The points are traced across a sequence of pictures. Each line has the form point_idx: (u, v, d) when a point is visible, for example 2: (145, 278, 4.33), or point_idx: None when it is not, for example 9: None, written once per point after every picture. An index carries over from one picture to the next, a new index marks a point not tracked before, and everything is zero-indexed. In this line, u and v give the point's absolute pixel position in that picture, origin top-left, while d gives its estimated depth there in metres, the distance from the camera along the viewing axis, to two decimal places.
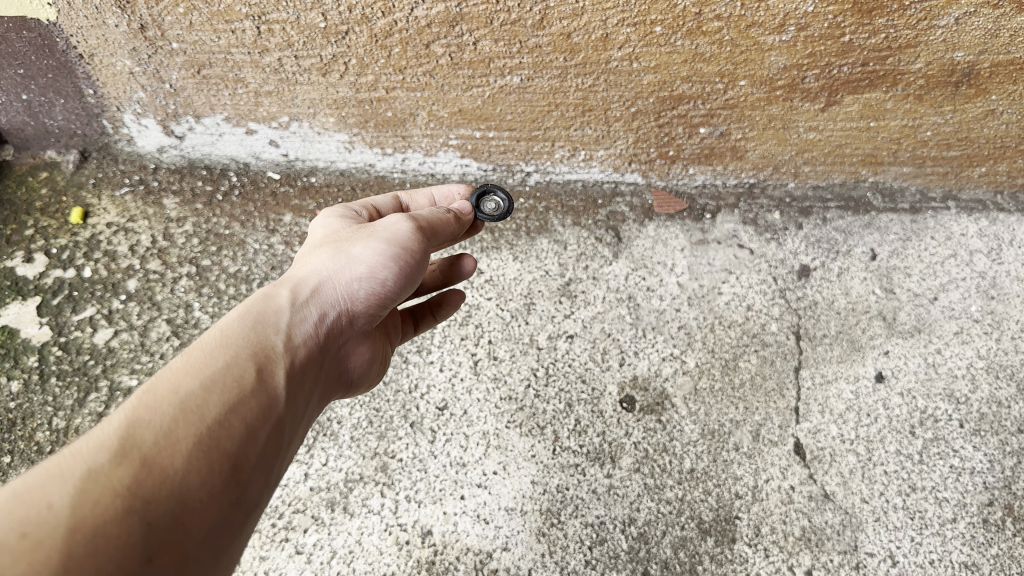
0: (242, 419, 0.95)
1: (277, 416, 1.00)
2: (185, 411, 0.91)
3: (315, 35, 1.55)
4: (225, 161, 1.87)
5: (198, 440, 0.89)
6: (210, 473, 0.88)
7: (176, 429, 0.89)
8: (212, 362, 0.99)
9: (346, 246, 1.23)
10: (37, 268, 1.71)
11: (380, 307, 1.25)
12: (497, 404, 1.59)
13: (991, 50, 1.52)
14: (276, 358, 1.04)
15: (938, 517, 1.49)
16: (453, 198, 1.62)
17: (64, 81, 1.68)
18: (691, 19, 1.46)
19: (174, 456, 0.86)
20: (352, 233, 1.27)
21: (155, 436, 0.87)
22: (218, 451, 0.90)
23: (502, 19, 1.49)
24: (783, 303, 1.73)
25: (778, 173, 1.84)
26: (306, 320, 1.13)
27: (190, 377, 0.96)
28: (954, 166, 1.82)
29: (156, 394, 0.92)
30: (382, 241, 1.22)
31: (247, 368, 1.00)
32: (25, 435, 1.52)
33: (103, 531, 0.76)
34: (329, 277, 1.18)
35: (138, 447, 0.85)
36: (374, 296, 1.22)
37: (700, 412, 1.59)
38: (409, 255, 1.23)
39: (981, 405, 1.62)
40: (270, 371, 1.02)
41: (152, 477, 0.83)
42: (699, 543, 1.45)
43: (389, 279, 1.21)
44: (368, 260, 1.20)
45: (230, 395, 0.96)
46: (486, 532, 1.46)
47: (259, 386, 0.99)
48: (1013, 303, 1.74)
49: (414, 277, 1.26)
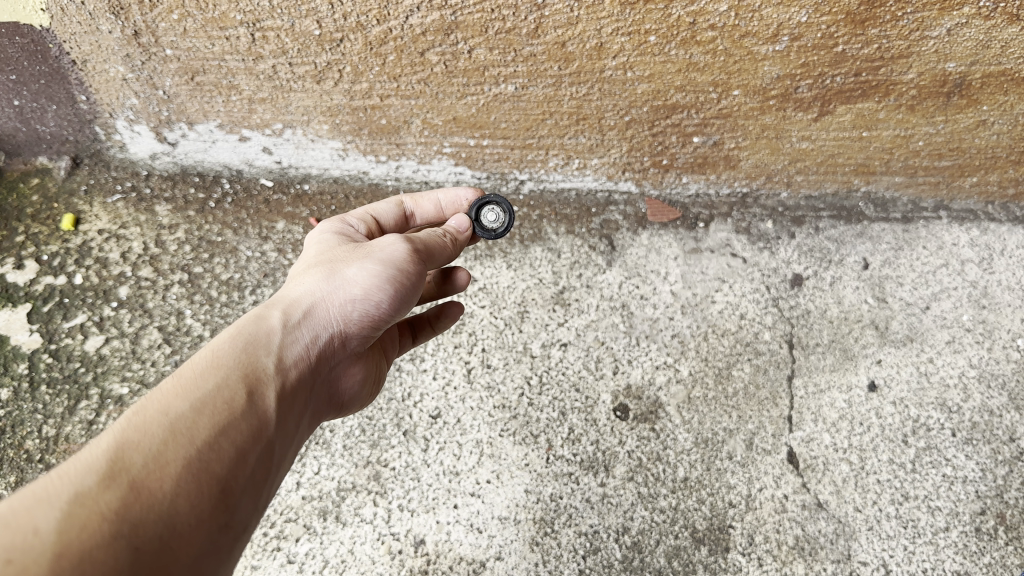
0: (233, 442, 0.94)
1: (268, 439, 0.99)
2: (175, 433, 0.90)
3: (309, 42, 1.55)
4: (218, 168, 1.86)
5: (187, 464, 0.88)
6: (199, 497, 0.88)
7: (165, 452, 0.88)
8: (203, 383, 0.98)
9: (340, 267, 1.22)
10: (27, 274, 1.70)
11: (374, 328, 1.24)
12: (490, 412, 1.58)
13: (982, 61, 1.53)
14: (268, 378, 1.04)
15: (930, 526, 1.50)
16: (460, 204, 1.62)
17: (56, 87, 1.68)
18: (686, 28, 1.47)
19: (162, 480, 0.85)
20: (347, 253, 1.26)
21: (144, 459, 0.86)
22: (208, 474, 0.90)
23: (497, 28, 1.49)
24: (776, 311, 1.73)
25: (770, 182, 1.85)
26: (300, 340, 1.12)
27: (180, 398, 0.94)
28: (946, 176, 1.83)
29: (146, 415, 0.91)
30: (378, 262, 1.21)
31: (238, 389, 0.99)
32: (15, 443, 1.51)
33: (90, 557, 0.75)
34: (323, 298, 1.17)
35: (126, 469, 0.84)
36: (368, 318, 1.21)
37: (693, 420, 1.59)
38: (404, 277, 1.23)
39: (974, 414, 1.62)
40: (262, 392, 1.01)
41: (141, 500, 0.82)
42: (692, 551, 1.45)
43: (384, 301, 1.20)
44: (363, 281, 1.19)
45: (220, 417, 0.95)
46: (480, 541, 1.46)
47: (250, 408, 0.98)
48: (1004, 312, 1.76)
49: (408, 299, 1.26)
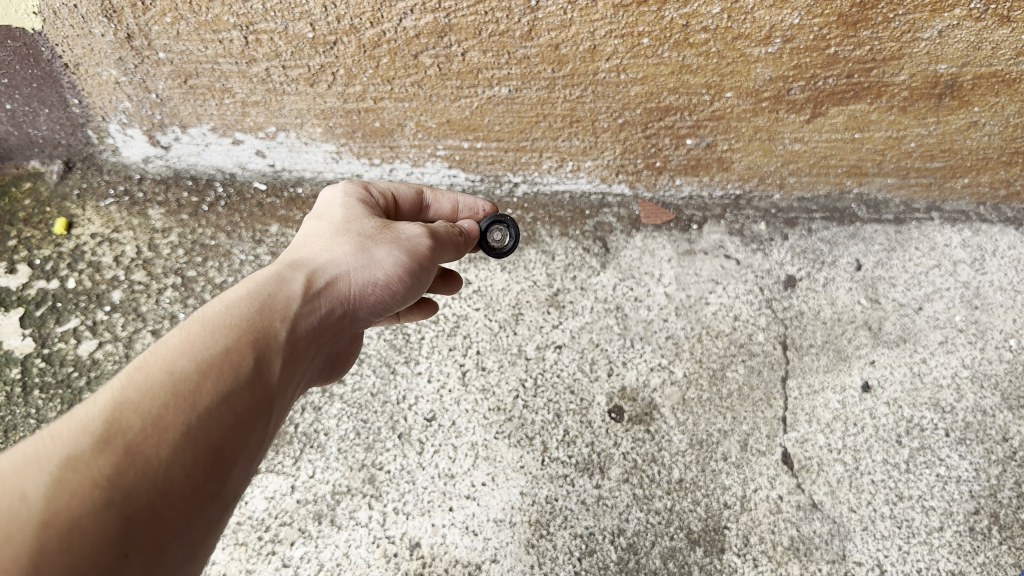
0: (237, 410, 0.89)
1: (273, 408, 0.95)
2: (179, 396, 0.85)
3: (303, 45, 1.54)
4: (211, 171, 1.86)
5: (188, 431, 0.84)
6: (198, 466, 0.83)
7: (166, 415, 0.83)
8: (212, 343, 0.92)
9: (367, 245, 1.21)
10: (20, 279, 1.69)
11: (379, 312, 1.25)
12: (485, 414, 1.58)
13: (973, 63, 1.54)
14: (278, 344, 0.99)
15: (924, 526, 1.50)
16: (475, 211, 1.61)
17: (48, 91, 1.67)
18: (678, 31, 1.47)
19: (160, 446, 0.81)
20: (371, 228, 1.24)
21: (143, 422, 0.81)
22: (209, 442, 0.85)
23: (490, 30, 1.49)
24: (770, 313, 1.73)
25: (763, 184, 1.86)
26: (315, 309, 1.09)
27: (187, 357, 0.90)
28: (938, 177, 1.84)
29: (150, 373, 0.86)
30: (403, 251, 1.23)
31: (247, 354, 0.94)
32: (8, 448, 1.51)
33: (78, 527, 0.72)
34: (343, 273, 1.16)
35: (123, 432, 0.79)
36: (380, 303, 1.22)
37: (688, 422, 1.59)
38: (421, 271, 1.26)
39: (967, 414, 1.63)
40: (270, 359, 0.97)
41: (136, 467, 0.78)
42: (688, 553, 1.45)
43: (399, 291, 1.22)
44: (388, 269, 1.20)
45: (226, 382, 0.90)
46: (475, 544, 1.45)
47: (258, 376, 0.94)
48: (996, 312, 1.76)
49: (418, 290, 1.28)
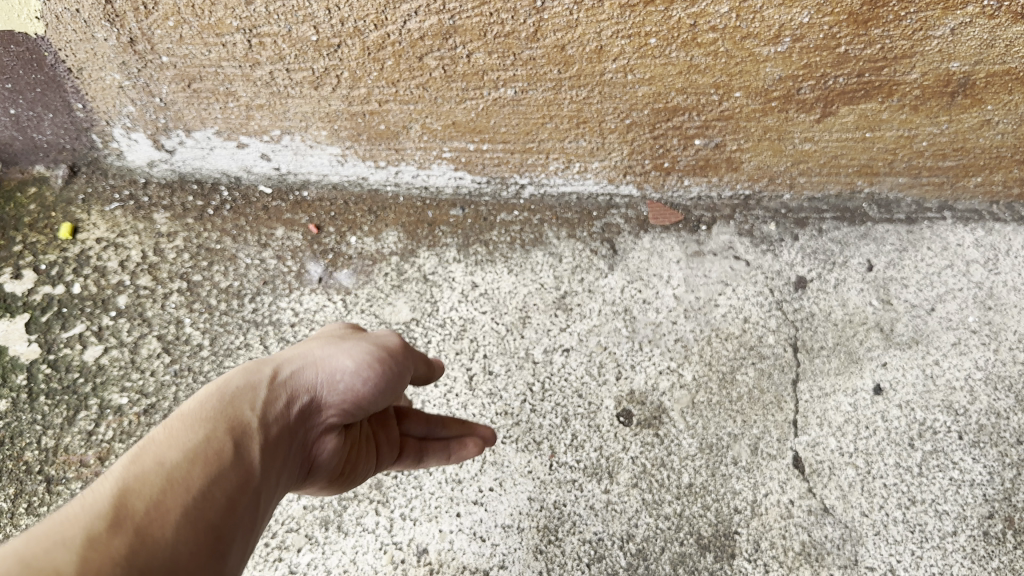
0: (227, 491, 0.88)
1: (261, 492, 0.93)
2: (170, 483, 0.84)
3: (307, 48, 1.53)
4: (216, 175, 1.86)
5: (185, 512, 0.82)
6: (199, 549, 0.81)
7: (164, 499, 0.82)
8: (190, 437, 0.91)
9: (332, 341, 1.19)
10: (25, 284, 1.68)
11: (355, 412, 1.15)
12: (492, 419, 1.57)
13: (986, 60, 1.51)
14: (257, 432, 0.97)
15: (938, 531, 1.48)
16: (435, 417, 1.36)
17: (52, 95, 1.66)
18: (686, 31, 1.45)
19: (163, 528, 0.79)
20: (341, 333, 1.24)
21: (144, 508, 0.80)
22: (207, 522, 0.84)
23: (495, 32, 1.47)
24: (781, 314, 1.72)
25: (773, 184, 1.84)
26: (281, 400, 1.05)
27: (171, 450, 0.89)
28: (950, 176, 1.82)
29: (138, 465, 0.85)
30: (371, 342, 1.19)
31: (228, 441, 0.93)
32: (14, 454, 1.49)
33: None
34: (312, 363, 1.12)
35: (125, 519, 0.78)
36: (351, 396, 1.12)
37: (697, 425, 1.57)
38: (394, 363, 1.18)
39: (981, 417, 1.61)
40: (251, 445, 0.95)
41: (143, 551, 0.76)
42: (697, 558, 1.43)
43: (371, 380, 1.13)
44: (357, 355, 1.14)
45: (213, 466, 0.89)
46: (483, 549, 1.44)
47: (241, 460, 0.92)
48: (1010, 313, 1.74)
49: (397, 385, 1.18)
